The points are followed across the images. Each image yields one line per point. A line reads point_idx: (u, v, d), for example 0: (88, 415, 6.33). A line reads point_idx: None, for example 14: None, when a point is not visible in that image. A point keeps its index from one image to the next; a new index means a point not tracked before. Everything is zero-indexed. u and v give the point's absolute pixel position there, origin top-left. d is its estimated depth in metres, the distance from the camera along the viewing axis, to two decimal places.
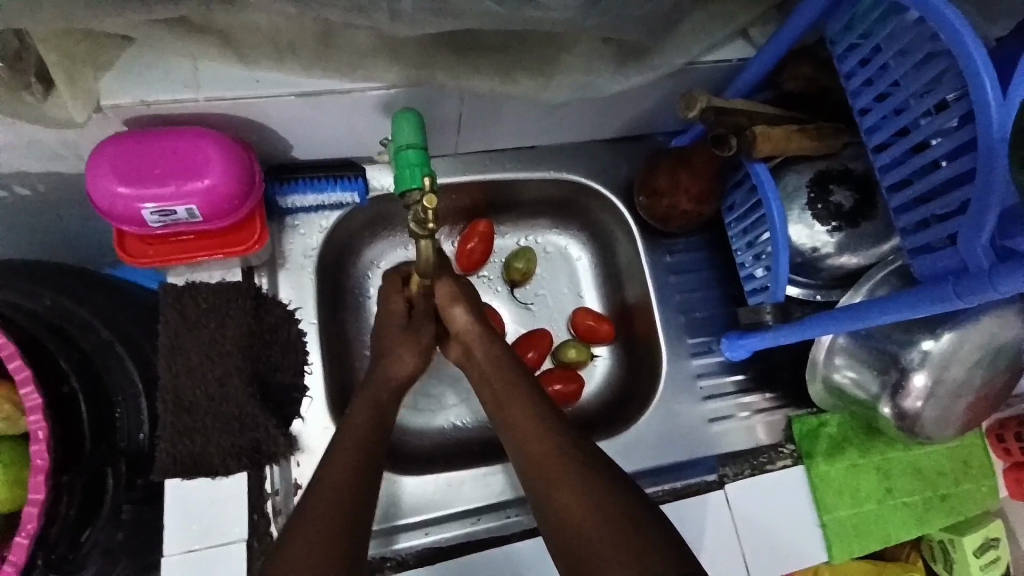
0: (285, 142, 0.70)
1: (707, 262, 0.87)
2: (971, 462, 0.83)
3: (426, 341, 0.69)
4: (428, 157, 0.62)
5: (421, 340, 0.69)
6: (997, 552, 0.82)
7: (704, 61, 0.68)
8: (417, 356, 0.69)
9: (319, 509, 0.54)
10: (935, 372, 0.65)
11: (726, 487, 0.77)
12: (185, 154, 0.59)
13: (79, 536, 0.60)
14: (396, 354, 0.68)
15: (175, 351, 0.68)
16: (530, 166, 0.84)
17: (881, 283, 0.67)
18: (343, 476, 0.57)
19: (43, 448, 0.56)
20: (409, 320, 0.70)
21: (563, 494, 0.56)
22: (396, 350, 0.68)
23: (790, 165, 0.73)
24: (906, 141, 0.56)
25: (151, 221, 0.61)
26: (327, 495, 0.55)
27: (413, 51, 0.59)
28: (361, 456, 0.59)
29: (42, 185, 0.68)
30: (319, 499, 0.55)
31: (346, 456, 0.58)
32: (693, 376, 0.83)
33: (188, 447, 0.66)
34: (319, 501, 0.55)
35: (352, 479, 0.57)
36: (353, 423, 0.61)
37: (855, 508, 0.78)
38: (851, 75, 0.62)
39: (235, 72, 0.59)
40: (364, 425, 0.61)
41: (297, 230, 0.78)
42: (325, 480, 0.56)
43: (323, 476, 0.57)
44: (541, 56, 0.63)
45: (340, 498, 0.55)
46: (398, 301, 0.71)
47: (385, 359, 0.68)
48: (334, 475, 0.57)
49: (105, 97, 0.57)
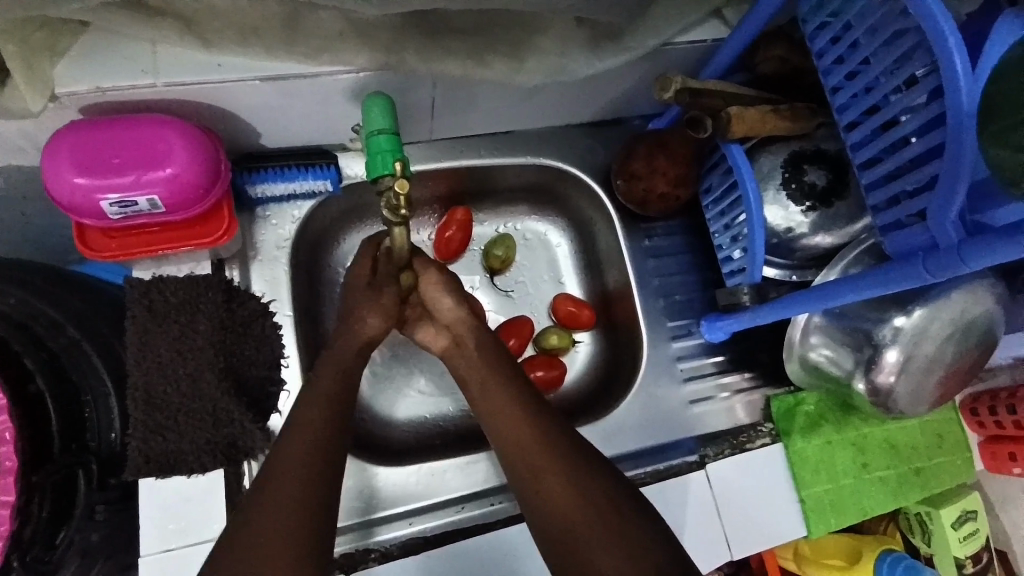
0: (253, 130, 0.68)
1: (685, 245, 0.87)
2: (945, 435, 0.85)
3: (390, 304, 0.66)
4: (401, 143, 0.61)
5: (387, 307, 0.66)
6: (975, 524, 0.84)
7: (679, 42, 0.68)
8: (384, 322, 0.66)
9: (278, 501, 0.52)
10: (906, 349, 0.66)
11: (707, 466, 0.77)
12: (145, 143, 0.57)
13: (54, 538, 0.59)
14: (361, 316, 0.65)
15: (144, 348, 0.66)
16: (506, 152, 0.83)
17: (853, 262, 0.68)
18: (301, 476, 0.53)
19: (10, 449, 0.55)
20: (374, 280, 0.67)
21: (546, 484, 0.55)
22: (360, 313, 0.66)
23: (763, 146, 0.73)
24: (877, 119, 0.57)
25: (113, 212, 0.59)
26: (289, 500, 0.52)
27: (382, 33, 0.58)
28: (317, 453, 0.55)
29: (0, 179, 0.66)
30: (281, 499, 0.52)
31: (300, 456, 0.55)
32: (674, 359, 0.83)
33: (162, 445, 0.65)
34: (277, 505, 0.52)
35: (310, 478, 0.54)
36: (306, 419, 0.57)
37: (832, 483, 0.79)
38: (823, 54, 0.62)
39: (196, 57, 0.57)
40: (323, 406, 0.59)
41: (268, 220, 0.76)
42: (283, 481, 0.53)
43: (279, 476, 0.53)
44: (513, 37, 0.62)
45: (303, 499, 0.52)
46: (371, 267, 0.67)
47: (350, 320, 0.66)
48: (294, 477, 0.53)
49: (60, 84, 0.54)
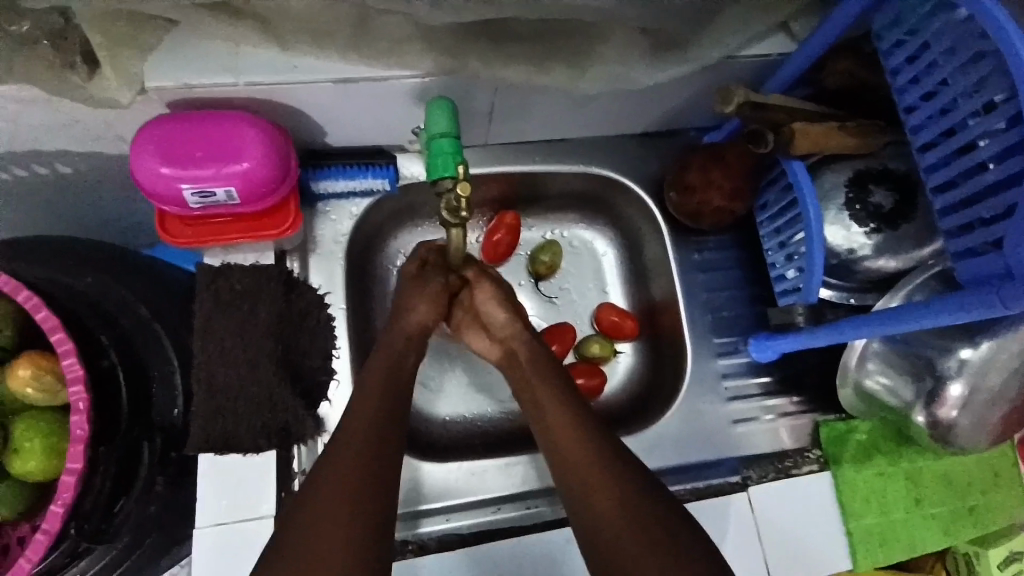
0: (319, 128, 0.71)
1: (735, 261, 0.86)
2: (1001, 473, 0.81)
3: (437, 293, 0.69)
4: (461, 145, 0.62)
5: (432, 293, 0.69)
6: (1022, 565, 0.79)
7: (742, 55, 0.67)
8: (430, 310, 0.68)
9: (332, 482, 0.53)
10: (972, 382, 0.63)
11: (750, 488, 0.76)
12: (223, 138, 0.60)
13: (113, 507, 0.62)
14: (410, 306, 0.68)
15: (208, 332, 0.70)
16: (559, 159, 0.84)
17: (920, 287, 0.65)
18: (356, 458, 0.55)
19: (83, 419, 0.58)
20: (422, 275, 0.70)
21: (593, 493, 0.55)
22: (408, 302, 0.68)
23: (826, 163, 0.71)
24: (953, 143, 0.55)
25: (192, 202, 0.62)
26: (341, 481, 0.53)
27: (447, 38, 0.59)
28: (373, 439, 0.57)
29: (84, 164, 0.70)
30: (337, 478, 0.53)
31: (357, 439, 0.56)
32: (718, 376, 0.82)
33: (220, 425, 0.68)
34: (330, 484, 0.53)
35: (364, 460, 0.55)
36: (363, 407, 0.59)
37: (881, 516, 0.76)
38: (896, 72, 0.60)
39: (274, 57, 0.59)
40: (379, 396, 0.60)
41: (328, 216, 0.79)
42: (339, 460, 0.54)
43: (334, 459, 0.55)
44: (577, 46, 0.62)
45: (356, 483, 0.53)
46: (414, 265, 0.71)
47: (400, 312, 0.68)
48: (349, 459, 0.55)
49: (149, 79, 0.58)
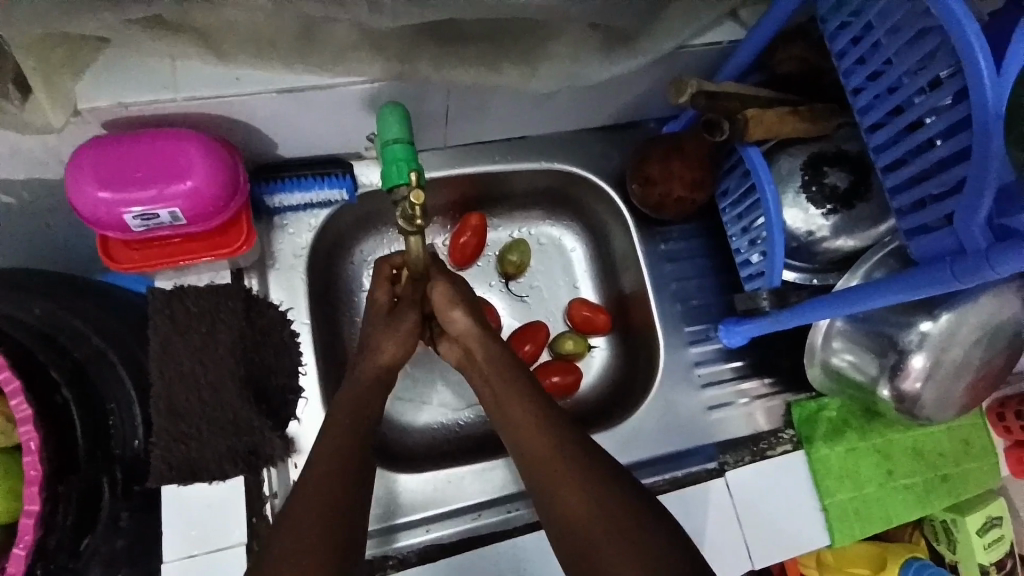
0: (270, 141, 0.69)
1: (701, 249, 0.86)
2: (972, 441, 0.83)
3: (410, 329, 0.66)
4: (416, 152, 0.61)
5: (402, 331, 0.65)
6: (999, 531, 0.82)
7: (694, 45, 0.67)
8: (401, 348, 0.65)
9: (298, 514, 0.51)
10: (933, 354, 0.65)
11: (726, 474, 0.77)
12: (166, 157, 0.58)
13: (79, 545, 0.60)
14: (378, 345, 0.64)
15: (166, 358, 0.67)
16: (520, 158, 0.83)
17: (878, 265, 0.66)
18: (318, 484, 0.53)
19: (36, 459, 0.55)
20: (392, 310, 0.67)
21: (566, 496, 0.54)
22: (378, 341, 0.65)
23: (782, 148, 0.72)
24: (901, 121, 0.55)
25: (135, 225, 0.60)
26: (305, 509, 0.52)
27: (395, 43, 0.58)
28: (333, 463, 0.55)
29: (27, 192, 0.67)
30: (301, 505, 0.52)
31: (316, 465, 0.55)
32: (691, 364, 0.82)
33: (183, 453, 0.66)
34: (295, 510, 0.52)
35: (330, 479, 0.54)
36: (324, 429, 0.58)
37: (856, 491, 0.78)
38: (844, 54, 0.61)
39: (215, 71, 0.57)
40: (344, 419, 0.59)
41: (286, 230, 0.77)
42: (305, 488, 0.53)
43: (298, 489, 0.53)
44: (525, 45, 0.61)
45: (320, 509, 0.52)
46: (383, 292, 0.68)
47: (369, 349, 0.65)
48: (312, 485, 0.53)
49: (83, 100, 0.55)
